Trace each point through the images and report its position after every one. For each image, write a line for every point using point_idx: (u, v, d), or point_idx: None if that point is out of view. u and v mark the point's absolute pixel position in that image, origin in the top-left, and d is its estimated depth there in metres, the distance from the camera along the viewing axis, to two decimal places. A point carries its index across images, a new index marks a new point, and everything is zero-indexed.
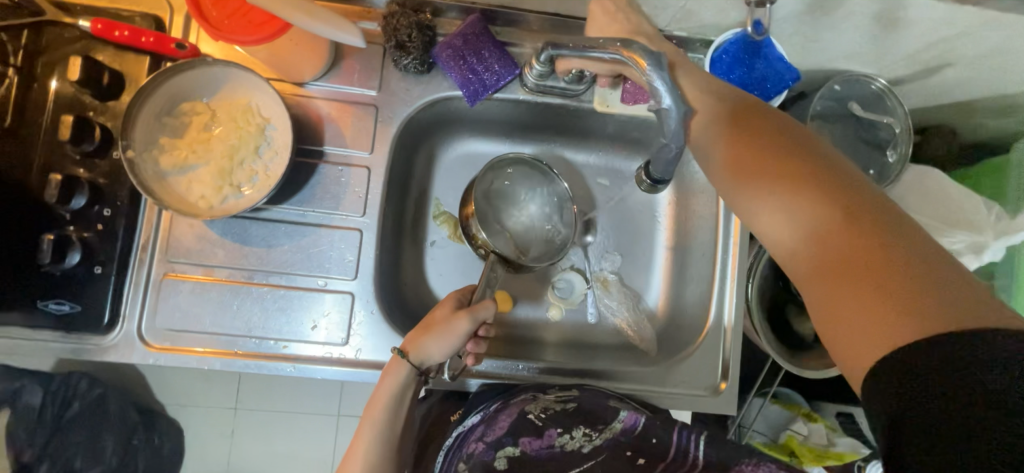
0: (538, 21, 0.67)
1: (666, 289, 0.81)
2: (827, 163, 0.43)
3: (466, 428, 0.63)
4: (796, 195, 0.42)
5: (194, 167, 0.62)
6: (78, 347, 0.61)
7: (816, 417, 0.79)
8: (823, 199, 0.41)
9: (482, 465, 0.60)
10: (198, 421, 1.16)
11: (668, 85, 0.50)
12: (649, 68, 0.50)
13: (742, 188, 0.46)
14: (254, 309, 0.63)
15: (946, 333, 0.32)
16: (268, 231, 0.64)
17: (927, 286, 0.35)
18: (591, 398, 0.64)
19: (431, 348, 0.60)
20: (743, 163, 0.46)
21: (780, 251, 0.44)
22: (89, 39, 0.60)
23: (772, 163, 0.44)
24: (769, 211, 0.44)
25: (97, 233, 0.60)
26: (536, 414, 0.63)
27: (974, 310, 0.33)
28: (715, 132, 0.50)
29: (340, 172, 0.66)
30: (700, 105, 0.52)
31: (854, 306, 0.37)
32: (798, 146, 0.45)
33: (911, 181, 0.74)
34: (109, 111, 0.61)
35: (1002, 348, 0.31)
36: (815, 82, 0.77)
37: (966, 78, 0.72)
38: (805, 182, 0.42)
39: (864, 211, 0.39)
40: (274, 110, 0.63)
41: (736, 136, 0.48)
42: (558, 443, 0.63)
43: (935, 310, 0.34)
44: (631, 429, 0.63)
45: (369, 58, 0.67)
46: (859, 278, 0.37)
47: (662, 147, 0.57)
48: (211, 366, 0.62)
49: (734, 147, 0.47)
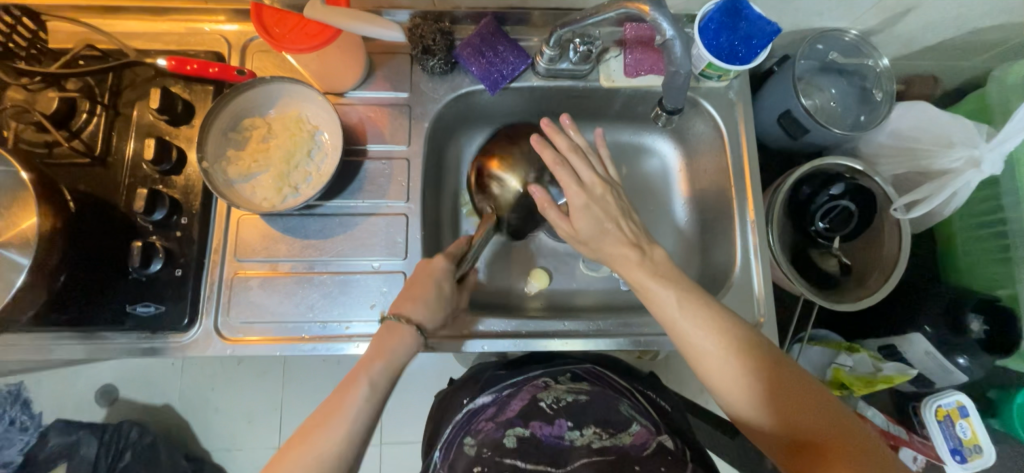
0: (541, 16, 0.75)
1: (692, 249, 0.85)
2: (709, 302, 0.59)
3: (477, 406, 0.68)
4: (701, 325, 0.57)
5: (256, 174, 0.69)
6: (161, 345, 0.66)
7: (858, 348, 0.83)
8: (713, 326, 0.57)
9: (491, 441, 0.60)
10: (244, 463, 1.14)
11: (669, 19, 0.59)
12: (651, 11, 0.59)
13: (655, 298, 0.60)
14: (316, 296, 0.69)
15: (803, 396, 0.53)
16: (324, 224, 0.71)
17: (786, 372, 0.54)
18: (604, 396, 0.67)
19: (419, 309, 0.64)
20: (653, 295, 0.60)
21: (695, 360, 0.57)
22: (161, 76, 0.71)
23: (679, 288, 0.59)
24: (687, 338, 0.57)
25: (176, 240, 0.67)
26: (547, 402, 0.65)
27: (804, 380, 0.54)
28: (644, 273, 0.61)
29: (382, 166, 0.73)
30: (624, 251, 0.62)
31: (755, 393, 0.54)
32: (688, 287, 0.60)
33: (900, 117, 0.81)
34: (181, 135, 0.70)
35: (804, 387, 0.53)
36: (794, 45, 0.85)
37: (935, 19, 0.78)
38: (700, 317, 0.57)
39: (740, 332, 0.57)
40: (322, 117, 0.72)
41: (662, 282, 0.60)
42: (568, 437, 0.60)
43: (789, 381, 0.54)
44: (642, 445, 0.58)
45: (397, 68, 0.76)
46: (732, 366, 0.55)
47: (672, 76, 0.66)
48: (281, 352, 0.67)
49: (677, 311, 0.58)
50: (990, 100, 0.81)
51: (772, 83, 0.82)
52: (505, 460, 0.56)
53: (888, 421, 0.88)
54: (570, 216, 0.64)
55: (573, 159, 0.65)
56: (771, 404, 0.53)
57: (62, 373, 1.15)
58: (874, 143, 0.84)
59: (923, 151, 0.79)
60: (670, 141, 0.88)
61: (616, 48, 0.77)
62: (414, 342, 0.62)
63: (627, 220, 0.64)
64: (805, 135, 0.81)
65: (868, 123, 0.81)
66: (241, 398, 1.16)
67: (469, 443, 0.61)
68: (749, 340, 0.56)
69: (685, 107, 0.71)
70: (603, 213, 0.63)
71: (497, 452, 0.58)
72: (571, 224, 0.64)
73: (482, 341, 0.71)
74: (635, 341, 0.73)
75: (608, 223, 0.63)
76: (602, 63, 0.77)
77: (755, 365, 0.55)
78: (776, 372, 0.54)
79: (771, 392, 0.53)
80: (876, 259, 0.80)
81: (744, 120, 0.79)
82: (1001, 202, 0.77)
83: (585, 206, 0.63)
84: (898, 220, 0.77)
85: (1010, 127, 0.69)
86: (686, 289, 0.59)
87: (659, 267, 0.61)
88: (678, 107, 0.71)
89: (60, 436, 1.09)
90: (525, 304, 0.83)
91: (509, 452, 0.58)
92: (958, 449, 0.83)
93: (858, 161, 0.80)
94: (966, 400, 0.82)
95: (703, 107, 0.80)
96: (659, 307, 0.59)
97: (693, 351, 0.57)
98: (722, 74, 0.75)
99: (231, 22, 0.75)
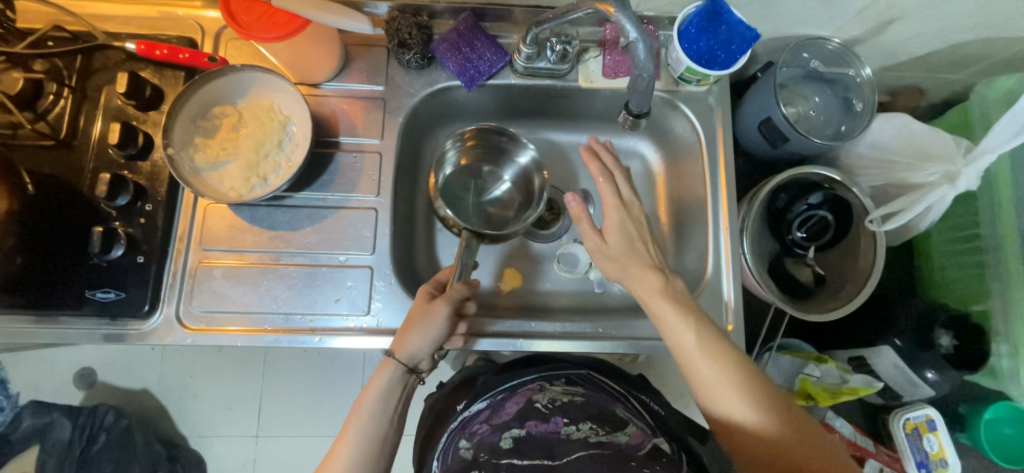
0: (521, 13, 0.74)
1: (668, 251, 0.84)
2: (725, 341, 0.58)
3: (472, 412, 0.66)
4: (716, 363, 0.56)
5: (224, 163, 0.68)
6: (122, 332, 0.66)
7: (826, 359, 0.83)
8: (728, 366, 0.56)
9: (486, 444, 0.57)
10: (220, 451, 1.14)
11: (634, 20, 0.59)
12: (616, 12, 0.58)
13: (671, 331, 0.59)
14: (281, 288, 0.68)
15: (811, 445, 0.53)
16: (292, 215, 0.71)
17: (796, 420, 0.54)
18: (600, 400, 0.65)
19: (414, 341, 0.63)
20: (669, 326, 0.59)
21: (705, 396, 0.57)
22: (132, 60, 0.70)
23: (697, 323, 0.58)
24: (700, 374, 0.57)
25: (139, 227, 0.67)
26: (543, 402, 0.62)
27: (811, 430, 0.54)
28: (664, 305, 0.60)
29: (354, 158, 0.73)
30: (643, 274, 0.61)
31: (764, 438, 0.53)
32: (705, 324, 0.59)
33: (880, 129, 0.81)
34: (149, 120, 0.69)
35: (812, 437, 0.53)
36: (778, 51, 0.84)
37: (918, 31, 0.77)
38: (715, 354, 0.57)
39: (753, 374, 0.56)
40: (294, 107, 0.70)
41: (681, 315, 0.59)
42: (564, 432, 0.56)
43: (798, 429, 0.54)
44: (637, 446, 0.53)
45: (374, 60, 0.75)
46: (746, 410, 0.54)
47: (635, 79, 0.65)
48: (242, 343, 0.67)
49: (691, 346, 0.57)
50: (972, 115, 0.81)
51: (754, 90, 0.82)
52: (501, 461, 0.53)
53: (856, 432, 0.87)
54: (603, 231, 0.64)
55: (618, 176, 0.67)
56: (784, 449, 0.52)
57: (38, 354, 1.14)
58: (854, 153, 0.84)
59: (901, 164, 0.79)
60: (650, 144, 0.87)
61: (595, 48, 0.76)
62: (397, 380, 0.63)
63: (654, 244, 0.64)
64: (785, 143, 0.81)
65: (847, 134, 0.81)
66: (217, 387, 1.15)
67: (463, 446, 0.59)
68: (760, 382, 0.56)
69: (650, 110, 0.69)
70: (637, 231, 0.63)
71: (493, 455, 0.54)
72: (604, 243, 0.63)
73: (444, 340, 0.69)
74: (601, 345, 0.72)
75: (639, 243, 0.63)
76: (581, 62, 0.76)
77: (768, 413, 0.54)
78: (784, 408, 0.55)
79: (780, 440, 0.53)
80: (851, 270, 0.79)
81: (722, 125, 0.78)
82: (978, 218, 0.76)
83: (619, 222, 0.63)
84: (873, 233, 0.77)
85: (985, 144, 0.69)
86: (704, 325, 0.59)
87: (672, 294, 0.60)
88: (642, 111, 0.70)
89: (34, 417, 1.07)
90: (499, 304, 0.82)
91: (505, 453, 0.54)
92: (924, 463, 0.84)
93: (837, 171, 0.80)
94: (934, 414, 0.83)
95: (682, 109, 0.79)
96: (676, 339, 0.59)
97: (702, 388, 0.57)
98: (701, 79, 0.75)
99: (209, 8, 0.74)
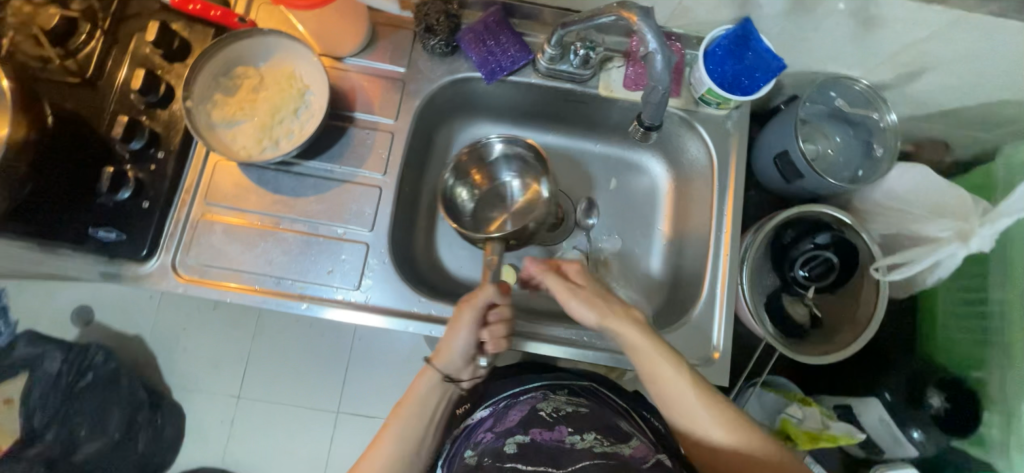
0: (551, 15, 0.75)
1: (666, 270, 0.83)
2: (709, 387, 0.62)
3: (474, 421, 0.64)
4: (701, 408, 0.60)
5: (239, 122, 0.70)
6: (119, 272, 0.67)
7: (810, 401, 0.81)
8: (713, 410, 0.60)
9: (491, 451, 0.56)
10: (200, 410, 1.13)
11: (655, 31, 0.58)
12: (638, 21, 0.58)
13: (657, 379, 0.61)
14: (277, 252, 0.69)
15: None
16: (298, 182, 0.71)
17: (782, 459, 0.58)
18: (603, 411, 0.62)
19: (453, 349, 0.64)
20: (654, 376, 0.61)
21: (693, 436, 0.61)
22: (165, 11, 0.71)
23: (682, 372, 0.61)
24: (687, 418, 0.60)
25: (149, 173, 0.68)
26: (547, 411, 0.60)
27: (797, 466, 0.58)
28: (650, 354, 0.61)
29: (366, 135, 0.73)
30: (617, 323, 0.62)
31: None
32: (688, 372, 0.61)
33: (900, 176, 0.78)
34: (173, 71, 0.70)
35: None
36: (804, 86, 0.83)
37: (950, 84, 0.76)
38: (700, 400, 0.60)
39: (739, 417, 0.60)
40: (315, 77, 0.71)
41: (666, 364, 0.61)
42: (568, 441, 0.55)
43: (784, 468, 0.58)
44: (643, 459, 0.54)
45: (399, 42, 0.76)
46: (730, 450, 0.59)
47: (649, 89, 0.64)
48: (232, 299, 0.68)
49: (677, 391, 0.60)
50: (996, 176, 0.79)
51: (775, 122, 0.81)
52: (505, 465, 0.53)
53: None
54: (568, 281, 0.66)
55: None
56: None
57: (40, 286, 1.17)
58: (868, 199, 0.82)
59: (914, 215, 0.77)
60: (664, 161, 0.86)
61: (619, 58, 0.76)
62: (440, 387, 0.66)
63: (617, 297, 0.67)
64: (799, 180, 0.79)
65: (863, 178, 0.79)
66: (205, 343, 1.16)
67: (468, 455, 0.59)
68: (747, 424, 0.60)
69: (662, 123, 0.68)
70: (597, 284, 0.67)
71: (496, 460, 0.55)
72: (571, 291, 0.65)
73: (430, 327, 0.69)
74: (583, 354, 0.71)
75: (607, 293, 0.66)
76: (603, 70, 0.76)
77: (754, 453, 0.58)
78: (785, 458, 0.58)
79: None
80: (849, 316, 0.78)
81: (737, 152, 0.77)
82: (988, 281, 0.74)
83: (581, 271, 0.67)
84: (877, 281, 0.75)
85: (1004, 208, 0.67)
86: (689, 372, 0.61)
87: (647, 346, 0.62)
88: (654, 123, 0.69)
89: (29, 346, 1.10)
90: None
91: (508, 459, 0.54)
92: None
93: (849, 214, 0.78)
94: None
95: (699, 131, 0.78)
96: (660, 386, 0.61)
97: (689, 429, 0.61)
98: (721, 102, 0.74)
99: None
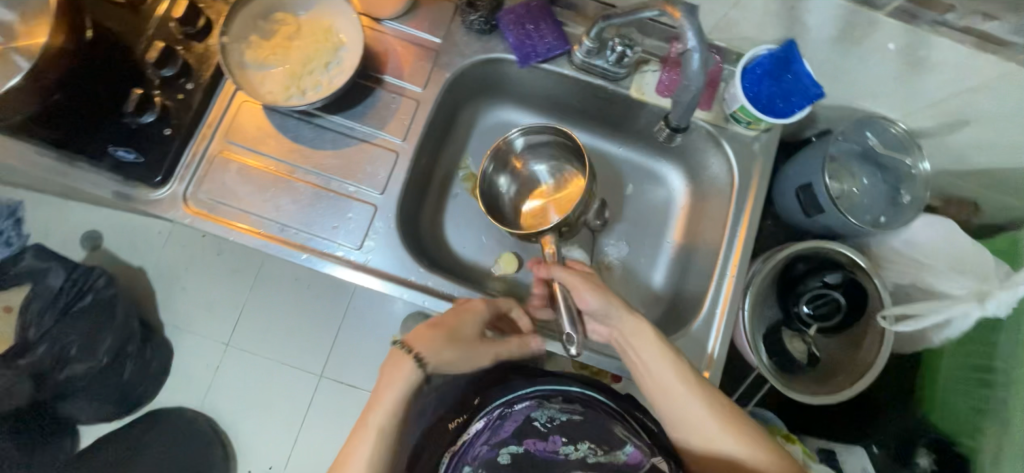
0: (594, 8, 0.74)
1: (669, 284, 0.82)
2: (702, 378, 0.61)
3: (468, 437, 0.57)
4: (694, 399, 0.59)
5: (271, 67, 0.70)
6: (131, 194, 0.68)
7: (794, 439, 0.79)
8: (707, 403, 0.59)
9: (486, 464, 0.52)
10: (187, 348, 1.15)
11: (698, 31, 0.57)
12: (682, 17, 0.57)
13: (649, 367, 0.61)
14: (286, 200, 0.70)
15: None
16: (318, 135, 0.72)
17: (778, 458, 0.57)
18: (598, 419, 0.57)
19: (443, 356, 0.62)
20: (649, 363, 0.61)
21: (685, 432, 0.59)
22: None
23: (675, 362, 0.60)
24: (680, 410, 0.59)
25: (175, 101, 0.69)
26: (541, 421, 0.56)
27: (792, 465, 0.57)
28: (644, 341, 0.61)
29: (392, 99, 0.73)
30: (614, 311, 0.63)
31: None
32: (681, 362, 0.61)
33: (922, 227, 0.76)
34: (215, 7, 0.72)
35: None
36: (839, 121, 0.81)
37: (990, 141, 0.73)
38: (692, 391, 0.59)
39: (735, 413, 0.59)
40: (351, 34, 0.71)
41: (658, 353, 0.61)
42: (563, 452, 0.52)
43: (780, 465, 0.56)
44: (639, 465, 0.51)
45: (440, 13, 0.76)
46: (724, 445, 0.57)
47: (681, 88, 0.63)
48: (236, 238, 0.68)
49: (671, 380, 0.60)
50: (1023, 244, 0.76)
51: (804, 152, 0.79)
52: None
53: None
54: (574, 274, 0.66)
55: None
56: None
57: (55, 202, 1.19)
58: (886, 245, 0.80)
59: (931, 268, 0.75)
60: (684, 175, 0.85)
61: (656, 62, 0.75)
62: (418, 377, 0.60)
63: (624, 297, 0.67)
64: (818, 214, 0.78)
65: (885, 224, 0.77)
66: (202, 284, 1.17)
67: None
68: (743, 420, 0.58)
69: (690, 125, 0.68)
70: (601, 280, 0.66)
71: None
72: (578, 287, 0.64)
73: (425, 299, 0.69)
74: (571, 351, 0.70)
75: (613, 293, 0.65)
76: (638, 72, 0.75)
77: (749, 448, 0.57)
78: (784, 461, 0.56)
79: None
80: (848, 360, 0.77)
81: (760, 176, 0.76)
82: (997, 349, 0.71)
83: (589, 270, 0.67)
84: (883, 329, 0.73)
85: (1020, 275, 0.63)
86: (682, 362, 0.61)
87: (642, 336, 0.62)
88: (681, 125, 0.68)
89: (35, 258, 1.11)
90: (487, 285, 0.81)
91: None
92: None
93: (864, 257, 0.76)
94: None
95: (724, 149, 0.77)
96: (652, 374, 0.61)
97: (682, 422, 0.59)
98: (752, 122, 0.72)
99: None
